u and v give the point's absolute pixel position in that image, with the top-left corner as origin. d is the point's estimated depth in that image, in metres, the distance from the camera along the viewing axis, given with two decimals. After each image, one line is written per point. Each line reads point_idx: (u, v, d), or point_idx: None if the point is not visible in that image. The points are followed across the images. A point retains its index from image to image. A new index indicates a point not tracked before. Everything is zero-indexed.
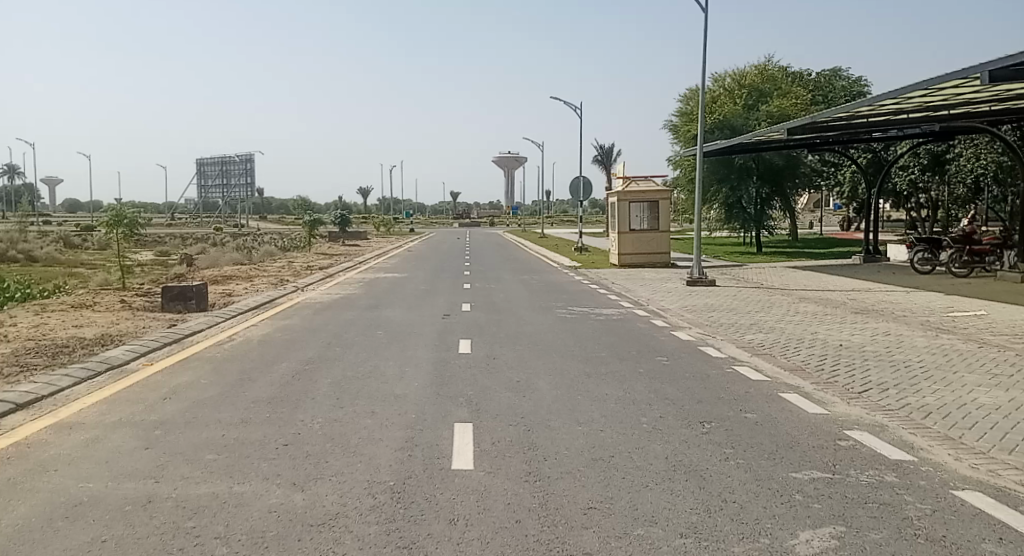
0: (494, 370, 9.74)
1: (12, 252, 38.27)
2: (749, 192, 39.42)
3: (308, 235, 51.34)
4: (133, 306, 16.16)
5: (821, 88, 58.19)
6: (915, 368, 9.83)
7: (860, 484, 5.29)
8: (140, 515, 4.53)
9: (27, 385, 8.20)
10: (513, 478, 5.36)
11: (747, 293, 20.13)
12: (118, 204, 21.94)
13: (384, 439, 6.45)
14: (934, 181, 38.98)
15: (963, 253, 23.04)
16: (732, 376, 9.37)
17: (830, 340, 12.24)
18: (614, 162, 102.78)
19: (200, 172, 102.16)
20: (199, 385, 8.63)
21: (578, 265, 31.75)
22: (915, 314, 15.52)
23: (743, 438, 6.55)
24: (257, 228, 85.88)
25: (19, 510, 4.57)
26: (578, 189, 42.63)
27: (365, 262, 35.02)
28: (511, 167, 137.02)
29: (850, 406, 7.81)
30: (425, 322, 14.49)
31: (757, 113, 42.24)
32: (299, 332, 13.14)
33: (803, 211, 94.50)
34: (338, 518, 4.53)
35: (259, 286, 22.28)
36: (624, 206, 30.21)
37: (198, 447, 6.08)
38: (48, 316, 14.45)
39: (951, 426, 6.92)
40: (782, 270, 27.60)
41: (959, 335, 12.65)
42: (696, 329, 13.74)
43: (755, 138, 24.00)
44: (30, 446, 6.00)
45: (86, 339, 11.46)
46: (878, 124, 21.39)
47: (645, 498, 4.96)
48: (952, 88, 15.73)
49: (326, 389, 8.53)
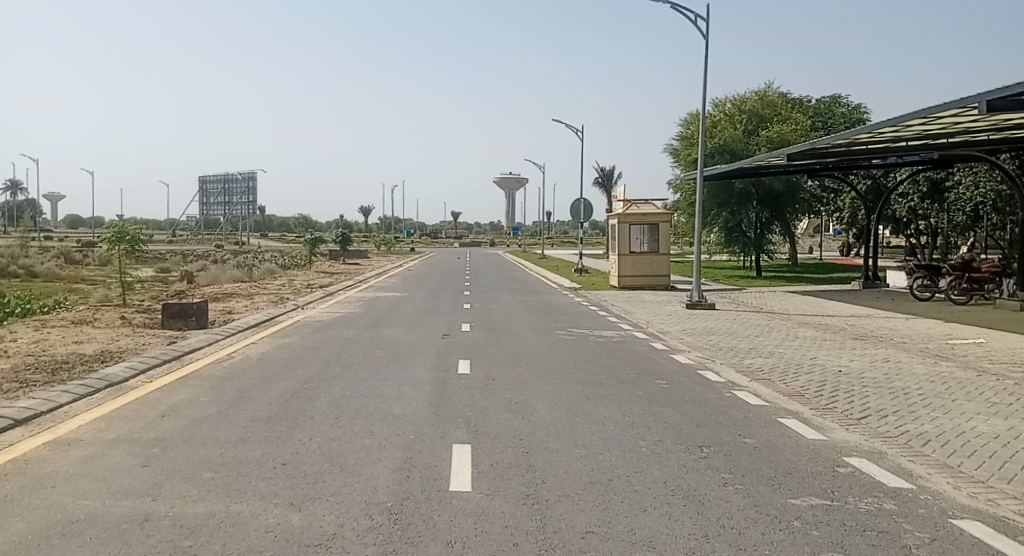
0: (493, 390, 9.76)
1: (11, 267, 38.35)
2: (749, 216, 39.69)
3: (309, 252, 51.45)
4: (134, 323, 16.16)
5: (820, 115, 58.53)
6: (914, 395, 9.83)
7: (859, 511, 5.29)
8: (137, 533, 4.51)
9: (26, 401, 8.20)
10: (511, 501, 5.35)
11: (747, 317, 20.18)
12: (120, 220, 21.99)
13: (382, 459, 6.44)
14: (934, 209, 39.16)
15: (962, 281, 23.13)
16: (731, 401, 9.36)
17: (829, 366, 12.24)
18: (615, 186, 103.65)
19: (202, 190, 102.63)
20: (197, 403, 8.63)
21: (578, 286, 31.89)
22: (914, 340, 15.57)
23: (741, 462, 6.56)
24: (258, 245, 86.14)
25: (16, 526, 4.56)
26: (578, 212, 42.77)
27: (366, 280, 35.36)
28: (512, 188, 137.89)
29: (848, 432, 7.81)
30: (424, 342, 14.48)
31: (757, 139, 42.67)
32: (299, 351, 13.15)
33: (804, 235, 94.96)
34: (335, 538, 4.52)
35: (259, 303, 22.32)
36: (625, 228, 30.26)
37: (196, 466, 6.07)
38: (48, 331, 14.47)
39: (950, 454, 6.92)
40: (782, 295, 27.64)
41: (958, 363, 12.67)
42: (695, 353, 13.74)
43: (755, 163, 24.16)
44: (28, 463, 6.00)
45: (86, 355, 11.47)
46: (877, 151, 21.56)
47: (643, 522, 4.95)
48: (949, 117, 15.84)
49: (324, 408, 8.52)
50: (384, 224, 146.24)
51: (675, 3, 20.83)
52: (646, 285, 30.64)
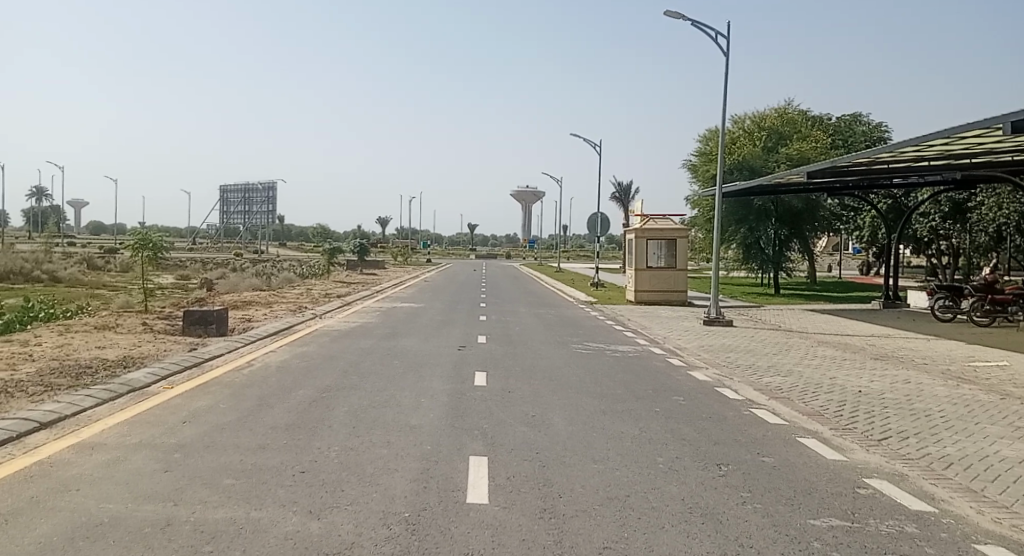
0: (509, 403, 9.75)
1: (36, 271, 38.94)
2: (767, 233, 39.40)
3: (328, 261, 51.79)
4: (155, 329, 16.32)
5: (841, 133, 58.27)
6: (936, 418, 9.68)
7: (880, 534, 5.24)
8: (159, 538, 4.56)
9: (51, 404, 8.32)
10: (528, 515, 5.36)
11: (766, 334, 20.08)
12: (143, 227, 22.19)
13: (400, 470, 6.46)
14: (956, 229, 38.86)
15: (985, 302, 22.78)
16: (749, 420, 9.27)
17: (849, 386, 12.10)
18: (633, 200, 103.54)
19: (224, 200, 103.48)
20: (217, 409, 8.69)
21: (595, 301, 31.93)
22: (936, 362, 15.36)
23: (760, 482, 6.52)
24: (277, 254, 86.37)
25: (42, 528, 4.64)
26: (596, 225, 42.69)
27: (384, 291, 35.51)
28: (528, 201, 138.67)
29: (869, 454, 7.73)
30: (440, 354, 14.49)
31: (777, 155, 42.57)
32: (317, 359, 13.25)
33: (824, 254, 94.63)
34: (352, 548, 4.54)
35: (278, 312, 22.41)
36: (642, 243, 29.98)
37: (217, 472, 6.11)
38: (72, 336, 14.70)
39: (973, 478, 6.83)
40: (802, 313, 27.35)
41: (982, 385, 12.50)
42: (713, 370, 13.65)
43: (774, 180, 24.10)
44: (52, 466, 6.07)
45: (109, 360, 11.64)
46: (900, 170, 21.46)
47: (660, 540, 4.93)
48: (973, 137, 15.65)
49: (342, 417, 8.57)
50: (401, 236, 146.53)
51: (698, 20, 21.00)
52: (662, 300, 30.57)
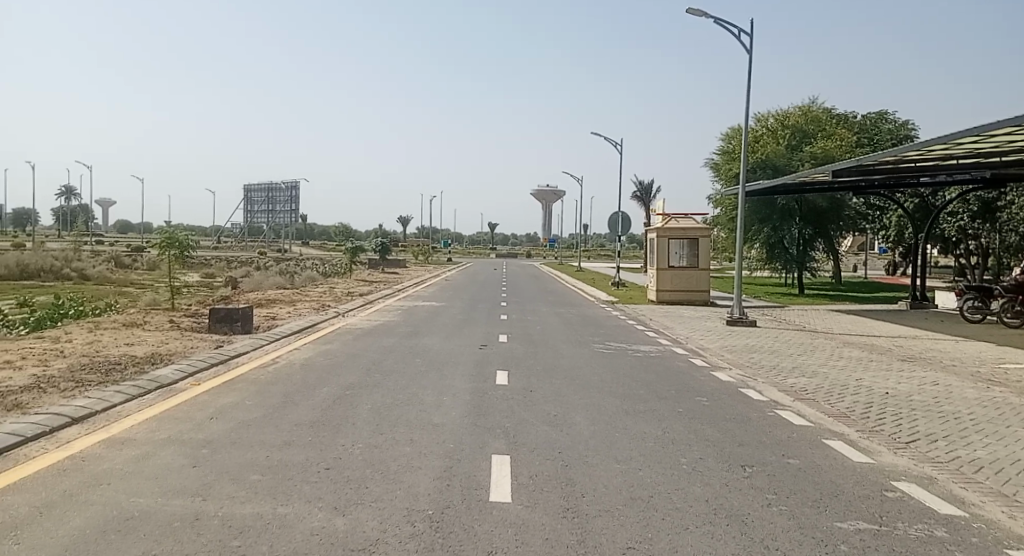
0: (531, 402, 9.75)
1: (65, 269, 39.51)
2: (791, 232, 39.04)
3: (350, 260, 52.03)
4: (181, 327, 16.52)
5: (866, 131, 57.61)
6: (965, 420, 9.55)
7: (908, 537, 5.19)
8: (188, 532, 4.62)
9: (82, 400, 8.45)
10: (551, 514, 5.36)
11: (790, 335, 19.90)
12: (169, 226, 22.44)
13: (423, 467, 6.49)
14: (985, 229, 38.28)
15: (1015, 303, 22.39)
16: (775, 421, 9.19)
17: (875, 388, 11.96)
18: (655, 199, 102.95)
19: (247, 199, 104.32)
20: (243, 406, 8.77)
21: (616, 300, 31.83)
22: (964, 363, 15.13)
23: (785, 484, 6.47)
24: (300, 253, 86.93)
25: (76, 521, 4.72)
26: (617, 224, 42.55)
27: (407, 290, 35.58)
28: (550, 200, 138.43)
29: (896, 456, 7.65)
30: (462, 352, 14.52)
31: (801, 154, 42.18)
32: (341, 357, 13.34)
33: (849, 254, 93.48)
34: (377, 544, 4.57)
35: (302, 310, 22.61)
36: (664, 243, 29.83)
37: (243, 468, 6.18)
38: (101, 333, 14.92)
39: (1004, 482, 6.73)
40: (826, 314, 27.06)
41: (1011, 388, 12.29)
42: (737, 371, 13.55)
43: (799, 179, 23.87)
44: (84, 460, 6.17)
45: (138, 357, 11.80)
46: (927, 169, 21.17)
47: (685, 540, 4.91)
48: (1002, 135, 15.40)
49: (366, 415, 8.62)
50: (423, 235, 146.83)
51: (721, 18, 20.84)
52: (684, 300, 30.41)
